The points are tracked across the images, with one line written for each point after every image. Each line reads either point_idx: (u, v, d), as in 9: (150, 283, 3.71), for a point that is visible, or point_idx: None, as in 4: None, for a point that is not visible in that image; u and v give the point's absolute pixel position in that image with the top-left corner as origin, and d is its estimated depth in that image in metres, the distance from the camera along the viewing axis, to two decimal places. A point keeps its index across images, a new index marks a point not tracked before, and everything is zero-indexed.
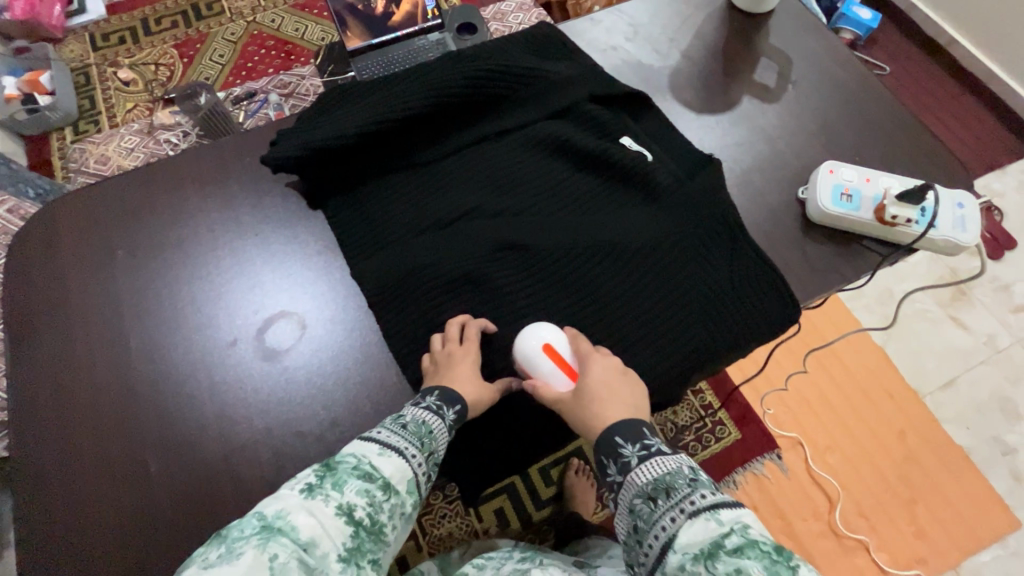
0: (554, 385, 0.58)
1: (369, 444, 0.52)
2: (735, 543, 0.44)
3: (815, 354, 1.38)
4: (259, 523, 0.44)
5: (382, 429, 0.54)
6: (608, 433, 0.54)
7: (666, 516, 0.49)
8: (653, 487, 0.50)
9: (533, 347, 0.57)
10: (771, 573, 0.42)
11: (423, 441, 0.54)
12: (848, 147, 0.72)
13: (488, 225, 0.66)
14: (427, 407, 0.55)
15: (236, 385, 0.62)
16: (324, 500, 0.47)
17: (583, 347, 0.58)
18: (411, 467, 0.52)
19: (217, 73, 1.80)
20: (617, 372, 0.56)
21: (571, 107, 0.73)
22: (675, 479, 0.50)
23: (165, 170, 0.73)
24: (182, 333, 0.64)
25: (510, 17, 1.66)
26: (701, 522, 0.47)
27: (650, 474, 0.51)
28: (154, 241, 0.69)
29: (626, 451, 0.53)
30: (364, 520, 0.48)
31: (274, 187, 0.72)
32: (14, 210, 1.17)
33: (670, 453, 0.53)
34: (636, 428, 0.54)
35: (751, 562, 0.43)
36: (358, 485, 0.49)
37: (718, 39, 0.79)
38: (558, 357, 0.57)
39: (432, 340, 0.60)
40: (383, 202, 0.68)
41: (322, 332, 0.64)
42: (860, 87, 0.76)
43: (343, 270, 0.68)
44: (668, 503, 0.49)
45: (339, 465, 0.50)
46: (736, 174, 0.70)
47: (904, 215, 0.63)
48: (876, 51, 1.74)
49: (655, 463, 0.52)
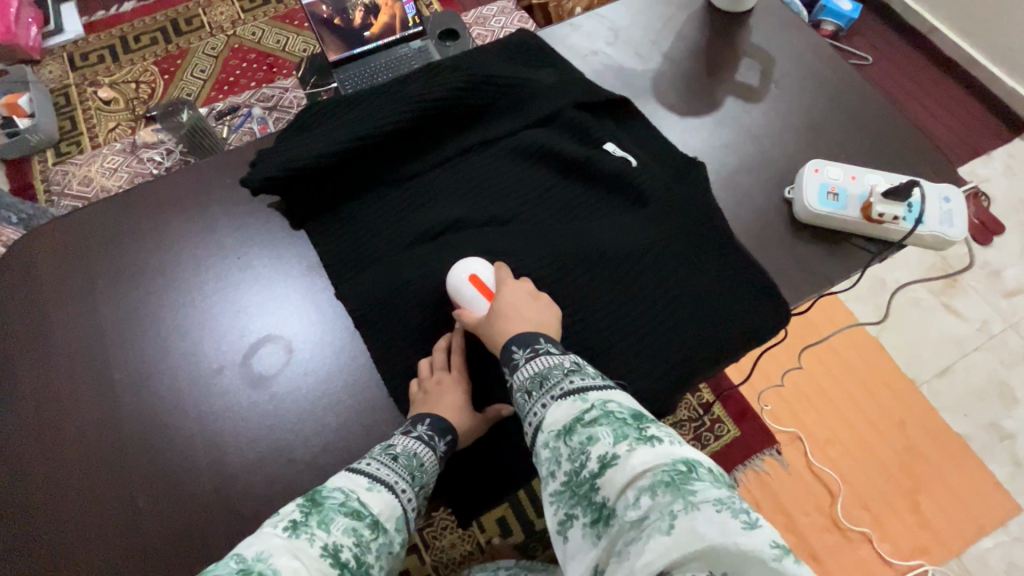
0: (474, 311, 0.58)
1: (358, 478, 0.50)
2: (593, 416, 0.45)
3: (810, 348, 1.37)
4: (238, 566, 0.41)
5: (371, 461, 0.52)
6: (506, 343, 0.54)
7: (539, 403, 0.48)
8: (531, 379, 0.50)
9: (459, 276, 0.59)
10: (619, 436, 0.43)
11: (413, 474, 0.53)
12: (833, 145, 0.72)
13: (476, 238, 0.65)
14: (418, 438, 0.55)
15: (225, 413, 0.61)
16: (308, 540, 0.44)
17: (504, 277, 0.59)
18: (401, 502, 0.51)
19: (199, 88, 1.78)
20: (530, 297, 0.57)
21: (554, 116, 0.72)
22: (553, 370, 0.50)
23: (145, 195, 0.71)
24: (167, 362, 0.63)
25: (492, 21, 1.66)
26: (568, 403, 0.47)
27: (532, 369, 0.51)
28: (135, 269, 0.68)
29: (516, 355, 0.52)
30: (349, 562, 0.45)
31: (257, 209, 0.71)
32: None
33: (556, 351, 0.52)
34: (531, 336, 0.53)
35: (603, 430, 0.44)
36: (345, 523, 0.46)
37: (698, 40, 0.79)
38: (480, 284, 0.59)
39: (420, 366, 0.59)
40: (368, 217, 0.68)
41: (310, 355, 0.63)
42: (843, 83, 0.76)
43: (328, 290, 0.67)
44: (542, 393, 0.49)
45: (325, 499, 0.47)
46: (722, 176, 0.70)
47: (891, 213, 0.62)
48: (859, 42, 1.74)
49: (540, 360, 0.51)
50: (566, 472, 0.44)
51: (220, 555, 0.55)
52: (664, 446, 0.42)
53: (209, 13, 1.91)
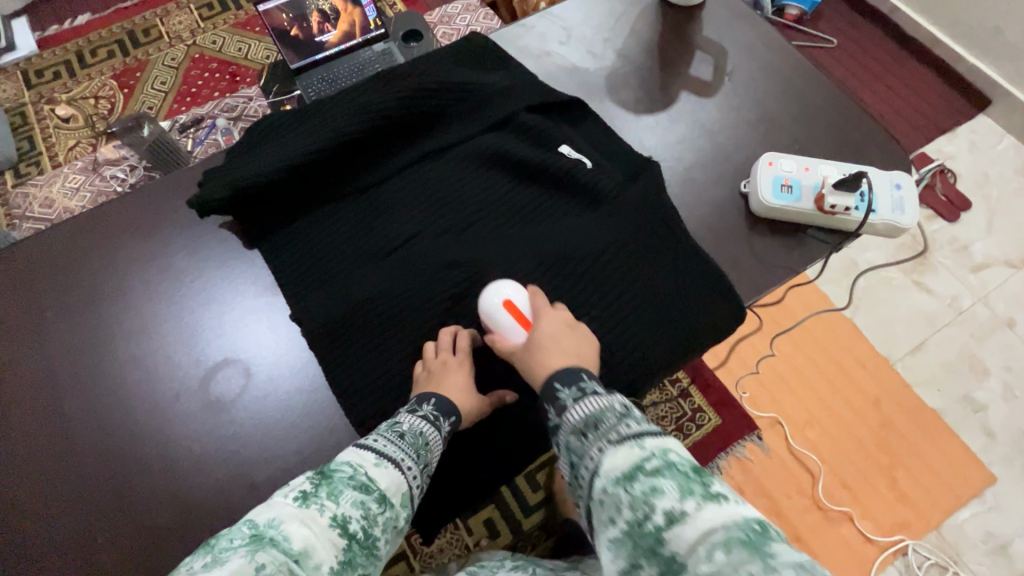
0: (510, 339, 0.58)
1: (365, 453, 0.52)
2: (654, 465, 0.44)
3: (787, 334, 1.39)
4: (251, 532, 0.43)
5: (378, 438, 0.53)
6: (550, 381, 0.54)
7: (594, 447, 0.48)
8: (582, 421, 0.50)
9: (496, 297, 0.58)
10: (685, 490, 0.43)
11: (419, 453, 0.54)
12: (789, 136, 0.71)
13: (433, 248, 0.64)
14: (424, 417, 0.55)
15: (182, 441, 0.60)
16: (318, 510, 0.46)
17: (540, 303, 0.59)
18: (406, 479, 0.52)
19: (161, 101, 1.74)
20: (567, 328, 0.57)
21: (508, 119, 0.71)
22: (605, 413, 0.50)
23: (92, 220, 0.69)
24: (124, 392, 0.62)
25: (457, 19, 1.65)
26: (625, 448, 0.46)
27: (583, 411, 0.51)
28: (86, 298, 0.66)
29: (563, 393, 0.53)
30: (358, 533, 0.47)
31: (208, 229, 0.69)
32: None
33: (604, 392, 0.52)
34: (575, 373, 0.54)
35: (667, 481, 0.43)
36: (353, 496, 0.48)
37: (652, 36, 0.78)
38: (517, 310, 0.58)
39: (425, 347, 0.59)
40: (321, 233, 0.67)
41: (269, 378, 0.62)
42: (796, 72, 0.76)
43: (286, 310, 0.66)
44: (597, 436, 0.48)
45: (334, 472, 0.49)
46: (677, 174, 0.70)
47: (843, 204, 0.62)
48: (823, 24, 1.75)
49: (587, 401, 0.51)
50: (627, 521, 0.43)
51: None
52: (730, 502, 0.42)
53: (167, 22, 1.86)
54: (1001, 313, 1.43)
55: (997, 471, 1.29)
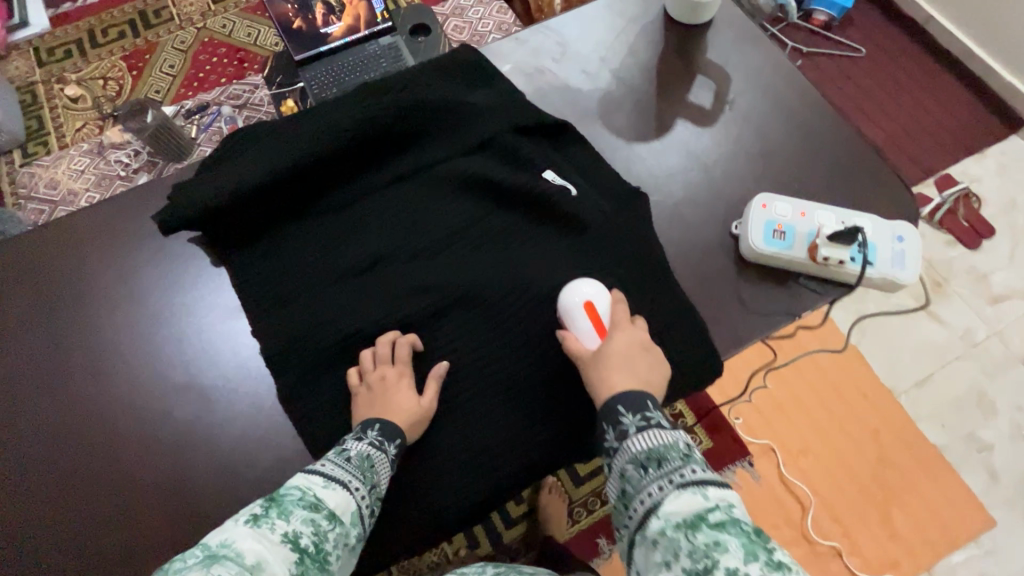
0: (583, 343, 0.56)
1: (313, 476, 0.50)
2: (718, 518, 0.42)
3: (793, 363, 1.34)
4: (203, 553, 0.42)
5: (325, 462, 0.52)
6: (612, 401, 0.52)
7: (655, 483, 0.46)
8: (643, 453, 0.48)
9: (580, 296, 0.57)
10: (749, 551, 0.40)
11: (366, 474, 0.52)
12: (789, 172, 0.67)
13: (405, 271, 0.63)
14: (370, 442, 0.53)
15: (136, 465, 0.59)
16: (268, 528, 0.45)
17: (620, 315, 0.56)
18: (354, 499, 0.50)
19: (168, 85, 1.73)
20: (641, 348, 0.55)
21: (489, 140, 0.68)
22: (668, 451, 0.48)
23: (58, 230, 0.68)
24: (81, 411, 0.61)
25: (470, 12, 1.58)
26: (688, 494, 0.44)
27: (645, 443, 0.49)
28: (51, 310, 0.65)
29: (625, 419, 0.51)
30: (309, 548, 0.46)
31: (175, 245, 0.68)
32: None
33: (668, 426, 0.50)
34: (639, 398, 0.51)
35: (731, 539, 0.41)
36: (303, 514, 0.47)
37: (651, 57, 0.74)
38: (596, 316, 0.56)
39: (364, 356, 0.58)
40: (293, 252, 0.65)
41: (226, 405, 0.61)
42: (804, 103, 0.71)
43: (248, 335, 0.64)
44: (659, 473, 0.47)
45: (283, 494, 0.48)
46: (665, 210, 0.66)
47: (838, 256, 0.58)
48: (852, 31, 1.67)
49: (652, 433, 0.49)
50: (684, 569, 0.41)
51: None
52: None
53: (178, 4, 1.84)
54: (1016, 349, 1.37)
55: (997, 514, 1.24)
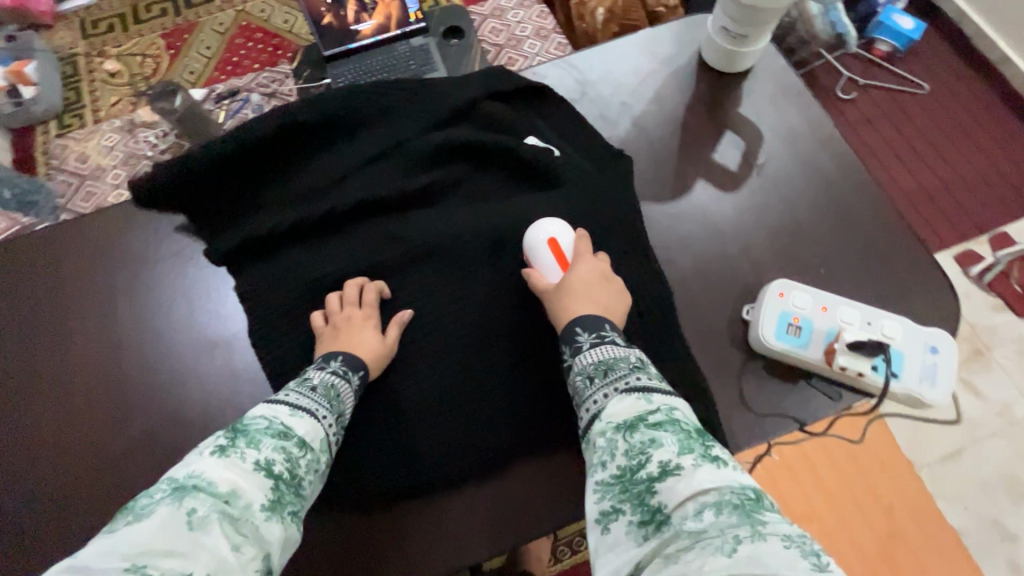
0: (545, 278, 0.57)
1: (277, 406, 0.47)
2: (658, 419, 0.43)
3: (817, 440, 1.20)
4: (171, 487, 0.39)
5: (288, 391, 0.49)
6: (570, 324, 0.52)
7: (600, 392, 0.47)
8: (593, 366, 0.48)
9: (539, 234, 0.58)
10: (684, 446, 0.40)
11: (332, 403, 0.50)
12: (815, 253, 0.60)
13: (378, 233, 0.63)
14: (333, 372, 0.52)
15: (89, 500, 0.56)
16: (239, 457, 0.42)
17: (583, 249, 0.57)
18: (323, 427, 0.48)
19: (203, 66, 1.72)
20: (602, 278, 0.55)
21: (469, 112, 0.68)
22: (618, 362, 0.48)
23: (45, 243, 0.67)
24: (43, 433, 0.59)
25: (510, 15, 1.47)
26: (631, 398, 0.45)
27: (597, 356, 0.49)
28: (27, 324, 0.64)
29: (580, 337, 0.51)
30: (283, 473, 0.43)
31: (157, 260, 0.66)
32: None
33: (622, 343, 0.50)
34: (596, 321, 0.51)
35: (667, 435, 0.41)
36: (273, 442, 0.44)
37: (678, 106, 0.68)
38: (559, 252, 0.57)
39: (329, 299, 0.59)
40: (267, 215, 0.63)
41: (199, 427, 0.59)
42: (840, 173, 0.64)
43: (228, 355, 0.62)
44: (605, 382, 0.47)
45: (248, 425, 0.45)
46: (672, 281, 0.60)
47: (856, 367, 0.52)
48: (916, 65, 1.53)
49: (604, 348, 0.49)
50: (619, 466, 0.41)
51: None
52: (731, 471, 0.38)
53: None
54: None
55: None
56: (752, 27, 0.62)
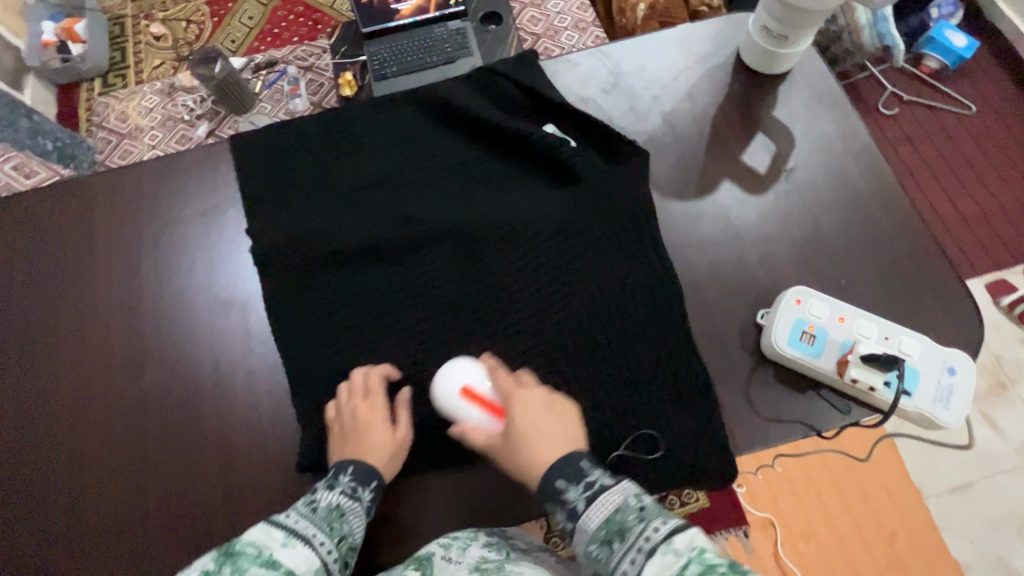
0: (484, 430, 0.53)
1: (274, 531, 0.47)
2: (694, 573, 0.40)
3: (821, 454, 1.16)
4: None
5: (291, 514, 0.49)
6: (548, 479, 0.49)
7: (625, 559, 0.44)
8: (603, 527, 0.46)
9: (451, 390, 0.53)
10: None
11: (333, 525, 0.50)
12: (837, 264, 0.59)
13: (393, 198, 0.64)
14: (342, 489, 0.52)
15: (104, 442, 0.59)
16: None
17: (505, 385, 0.53)
18: (319, 555, 0.47)
19: (244, 36, 1.75)
20: (547, 409, 0.52)
21: (493, 92, 0.68)
22: (625, 516, 0.46)
23: (80, 195, 0.69)
24: (64, 375, 0.62)
25: (550, 4, 1.44)
26: (658, 557, 0.42)
27: (600, 516, 0.46)
28: (56, 272, 0.66)
29: (570, 494, 0.48)
30: None
31: (181, 219, 0.68)
32: None
33: (614, 484, 0.48)
34: (576, 464, 0.49)
35: None
36: (257, 574, 0.44)
37: (711, 104, 0.67)
38: (479, 398, 0.53)
39: (340, 390, 0.56)
40: (291, 175, 0.66)
41: (208, 381, 0.61)
42: (871, 185, 0.63)
43: (241, 315, 0.63)
44: (624, 545, 0.44)
45: (238, 549, 0.45)
46: (687, 281, 0.60)
47: (868, 381, 0.52)
48: (965, 84, 1.48)
49: (601, 501, 0.47)
50: None
51: None
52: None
53: None
54: None
55: None
56: (793, 28, 0.61)
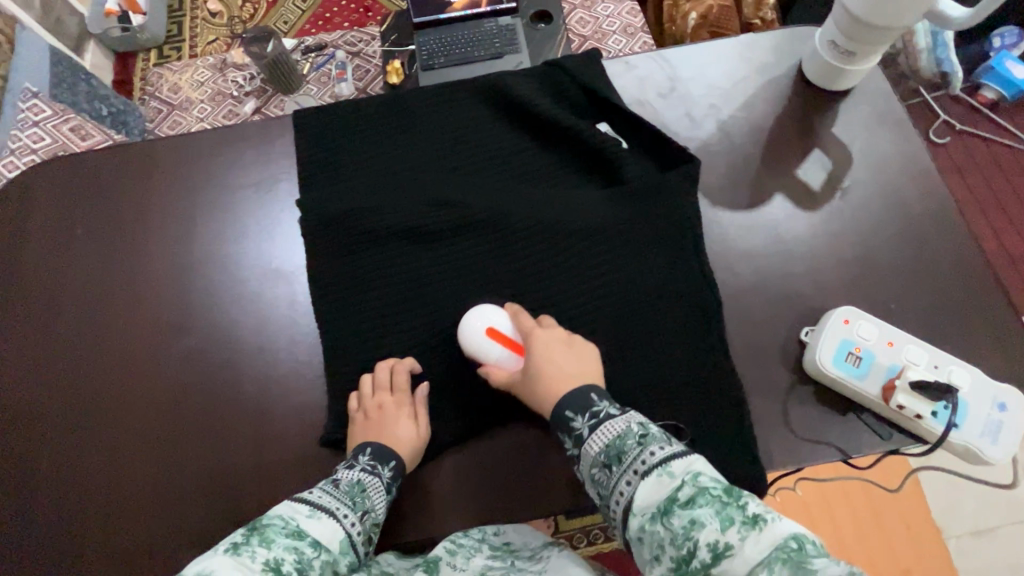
0: (506, 367, 0.55)
1: (299, 505, 0.49)
2: (687, 494, 0.42)
3: (840, 480, 1.13)
4: None
5: (315, 490, 0.51)
6: (558, 408, 0.51)
7: (622, 481, 0.46)
8: (602, 453, 0.47)
9: (475, 328, 0.55)
10: (722, 519, 0.40)
11: (355, 500, 0.51)
12: (888, 288, 0.58)
13: (442, 183, 0.65)
14: (362, 467, 0.53)
15: (147, 396, 0.61)
16: (249, 556, 0.43)
17: (526, 323, 0.56)
18: (343, 527, 0.49)
19: (296, 18, 1.78)
20: (563, 345, 0.54)
21: (549, 89, 0.69)
22: (625, 442, 0.47)
23: (141, 158, 0.72)
24: (114, 329, 0.64)
25: (600, 7, 1.44)
26: (653, 480, 0.44)
27: (602, 441, 0.48)
28: (113, 229, 0.69)
29: (576, 422, 0.50)
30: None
31: (236, 189, 0.70)
32: (78, 128, 1.13)
33: (618, 413, 0.49)
34: (584, 397, 0.51)
35: (704, 511, 0.40)
36: (286, 543, 0.45)
37: (768, 116, 0.66)
38: (503, 338, 0.55)
39: (362, 381, 0.58)
40: (345, 151, 0.67)
41: (251, 348, 0.62)
42: (928, 211, 0.61)
43: (287, 286, 0.65)
44: (622, 469, 0.46)
45: (266, 522, 0.46)
46: (731, 292, 0.59)
47: (915, 409, 0.51)
48: None
49: (603, 428, 0.49)
50: (671, 558, 0.41)
51: (93, 536, 0.56)
52: (775, 523, 0.38)
53: None
54: None
55: None
56: (862, 44, 0.60)
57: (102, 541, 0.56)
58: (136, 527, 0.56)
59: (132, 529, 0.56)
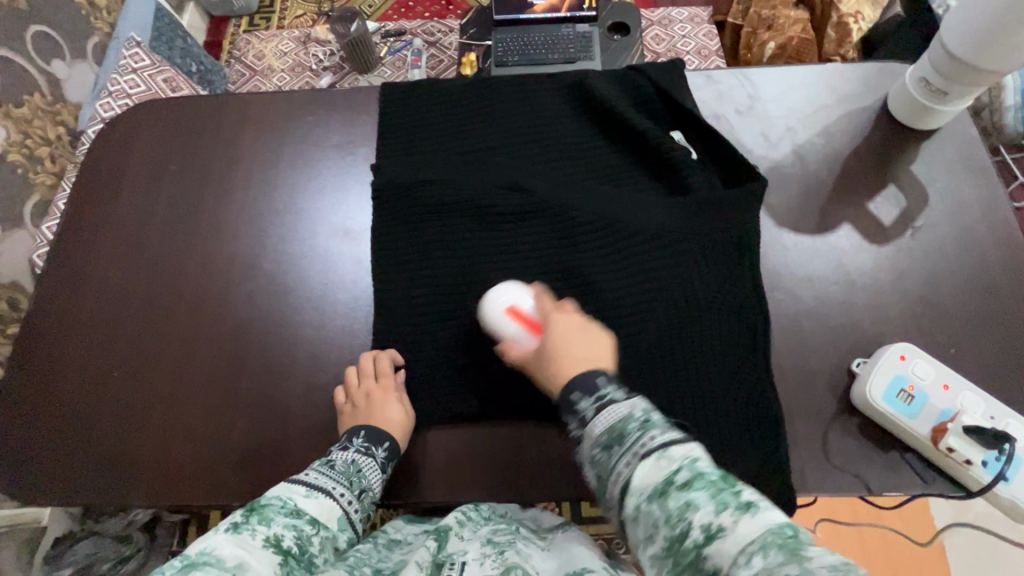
0: (520, 345, 0.56)
1: (295, 486, 0.51)
2: (685, 477, 0.40)
3: (859, 527, 1.07)
4: (182, 562, 0.41)
5: (310, 472, 0.53)
6: (567, 389, 0.48)
7: (620, 461, 0.42)
8: (603, 433, 0.44)
9: (497, 306, 0.57)
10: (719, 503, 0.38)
11: (351, 480, 0.53)
12: (950, 332, 0.57)
13: (512, 167, 0.67)
14: (356, 449, 0.55)
15: (213, 326, 0.65)
16: (250, 534, 0.45)
17: (546, 306, 0.56)
18: (341, 506, 0.51)
19: (380, 4, 1.85)
20: (579, 329, 0.53)
21: (630, 91, 0.70)
22: (627, 424, 0.44)
23: (235, 109, 0.77)
24: (190, 262, 0.69)
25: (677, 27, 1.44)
26: (651, 462, 0.41)
27: (605, 421, 0.45)
28: (201, 171, 0.74)
29: (581, 404, 0.47)
30: (292, 549, 0.46)
31: (317, 148, 0.74)
32: (170, 81, 1.20)
33: (623, 395, 0.46)
34: (591, 378, 0.48)
35: (701, 495, 0.38)
36: (285, 521, 0.47)
37: (845, 146, 0.66)
38: (520, 316, 0.57)
39: (348, 373, 0.60)
40: (425, 127, 0.71)
41: (314, 296, 0.66)
42: (1002, 261, 0.60)
43: (355, 245, 0.68)
44: (622, 449, 0.43)
45: (263, 503, 0.48)
46: (784, 314, 0.59)
47: (964, 454, 0.50)
48: None
49: (608, 410, 0.45)
50: (665, 537, 0.38)
51: (145, 448, 0.60)
52: (768, 510, 0.37)
53: None
54: None
55: None
56: (959, 86, 0.59)
57: (155, 454, 0.60)
58: (185, 447, 0.60)
59: (182, 447, 0.60)
